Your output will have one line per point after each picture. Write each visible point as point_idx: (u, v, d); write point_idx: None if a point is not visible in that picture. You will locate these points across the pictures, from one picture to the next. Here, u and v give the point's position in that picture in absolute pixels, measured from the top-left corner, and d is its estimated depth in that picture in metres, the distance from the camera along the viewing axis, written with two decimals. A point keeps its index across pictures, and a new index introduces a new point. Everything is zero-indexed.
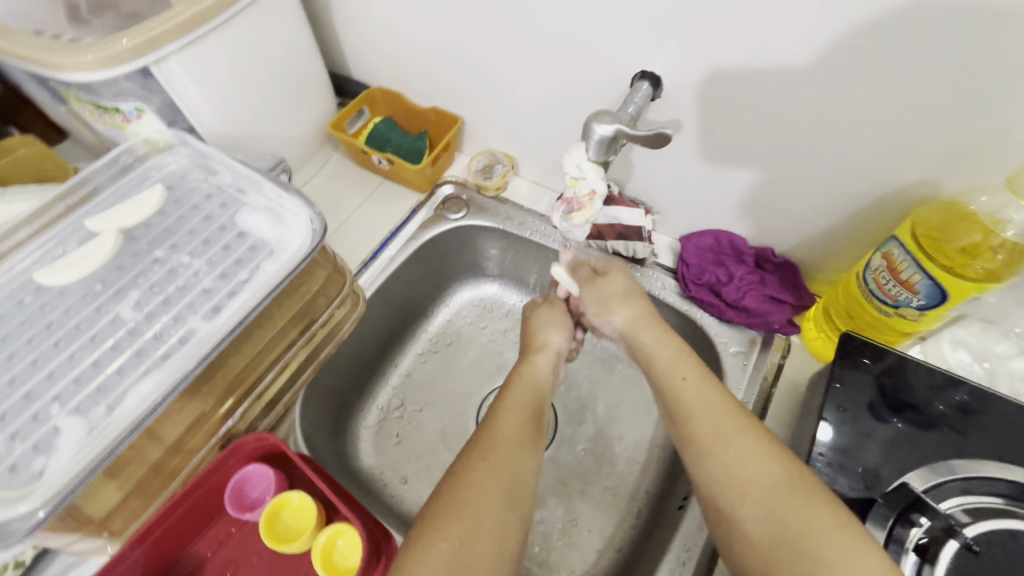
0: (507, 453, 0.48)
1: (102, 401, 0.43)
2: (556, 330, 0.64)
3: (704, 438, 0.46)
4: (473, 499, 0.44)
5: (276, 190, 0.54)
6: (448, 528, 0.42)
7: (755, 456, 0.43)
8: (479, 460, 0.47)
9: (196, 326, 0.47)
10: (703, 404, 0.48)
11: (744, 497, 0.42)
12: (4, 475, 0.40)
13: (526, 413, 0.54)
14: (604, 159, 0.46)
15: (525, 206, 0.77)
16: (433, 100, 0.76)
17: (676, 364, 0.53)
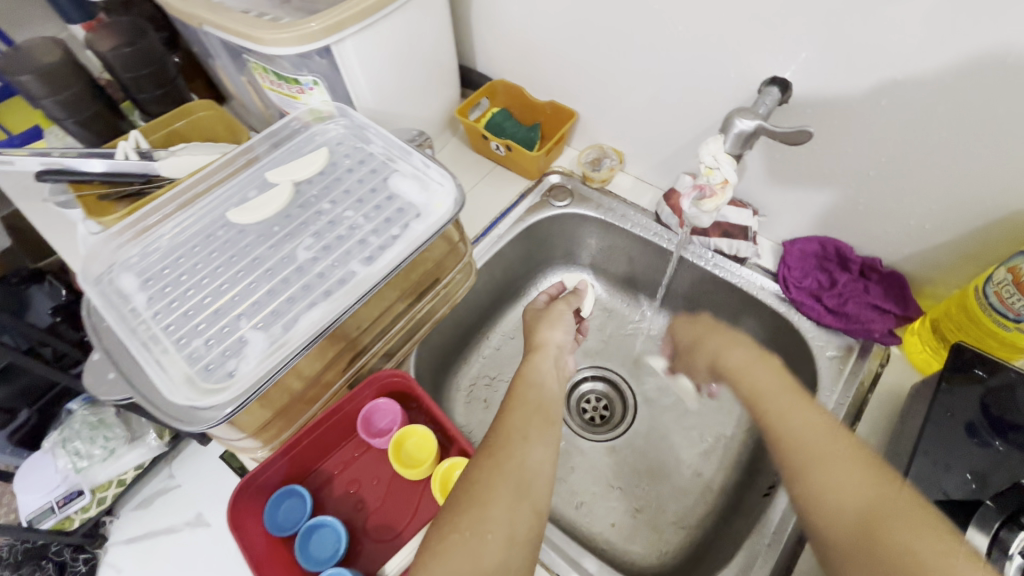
0: (522, 443, 0.48)
1: (279, 322, 0.51)
2: (557, 327, 0.65)
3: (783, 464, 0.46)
4: (486, 489, 0.45)
5: (424, 161, 0.61)
6: (458, 522, 0.43)
7: (862, 479, 0.42)
8: (490, 454, 0.47)
9: (355, 269, 0.54)
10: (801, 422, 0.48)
11: (863, 529, 0.40)
12: (203, 372, 0.49)
13: (539, 408, 0.53)
14: (739, 152, 0.49)
15: (628, 199, 0.80)
16: (551, 94, 0.82)
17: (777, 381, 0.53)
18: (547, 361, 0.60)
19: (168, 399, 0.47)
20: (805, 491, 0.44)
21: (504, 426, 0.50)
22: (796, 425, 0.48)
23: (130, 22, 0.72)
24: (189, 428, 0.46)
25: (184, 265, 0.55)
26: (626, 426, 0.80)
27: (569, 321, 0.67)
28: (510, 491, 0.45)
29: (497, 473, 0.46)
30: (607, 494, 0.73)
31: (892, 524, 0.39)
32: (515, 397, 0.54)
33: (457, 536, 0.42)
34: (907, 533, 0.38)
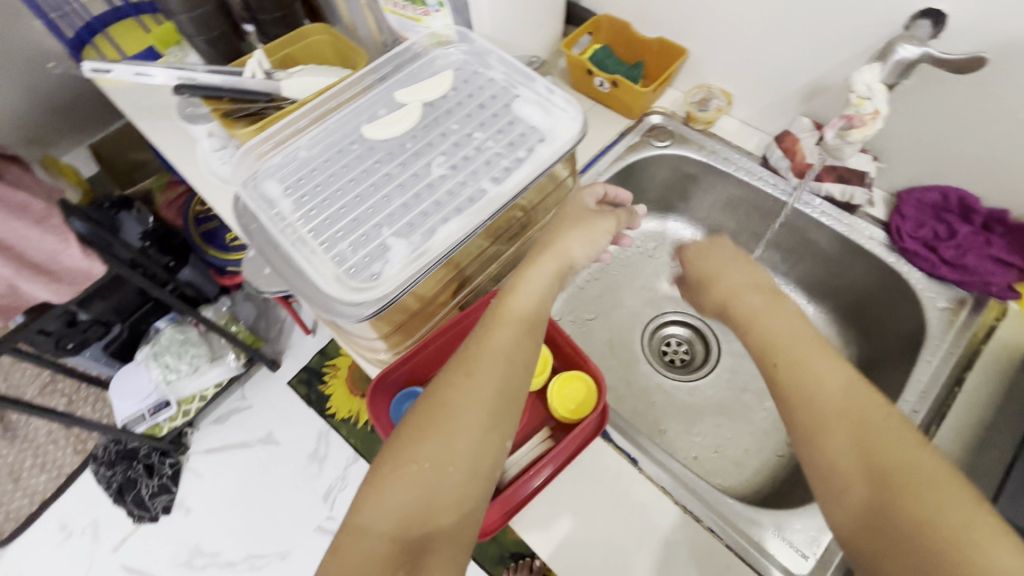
0: (494, 371, 0.48)
1: (417, 231, 0.54)
2: (582, 241, 0.57)
3: (806, 421, 0.44)
4: (451, 419, 0.45)
5: (548, 87, 0.62)
6: (419, 452, 0.44)
7: (896, 446, 0.41)
8: (460, 378, 0.47)
9: (485, 188, 0.56)
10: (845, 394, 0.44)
11: (868, 480, 0.40)
12: (350, 272, 0.52)
13: (525, 322, 0.51)
14: (894, 82, 0.55)
15: (732, 142, 0.79)
16: (660, 30, 0.80)
17: (774, 319, 0.51)
18: (550, 274, 0.54)
19: (323, 292, 0.52)
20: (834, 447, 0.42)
21: (486, 343, 0.49)
22: (817, 379, 0.45)
23: None
24: (345, 320, 0.51)
25: (320, 175, 0.59)
26: (699, 378, 0.81)
27: (601, 238, 0.58)
28: (477, 424, 0.45)
29: (469, 399, 0.46)
30: (688, 430, 0.76)
31: (931, 492, 0.38)
32: (503, 311, 0.52)
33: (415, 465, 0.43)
34: (932, 502, 0.37)
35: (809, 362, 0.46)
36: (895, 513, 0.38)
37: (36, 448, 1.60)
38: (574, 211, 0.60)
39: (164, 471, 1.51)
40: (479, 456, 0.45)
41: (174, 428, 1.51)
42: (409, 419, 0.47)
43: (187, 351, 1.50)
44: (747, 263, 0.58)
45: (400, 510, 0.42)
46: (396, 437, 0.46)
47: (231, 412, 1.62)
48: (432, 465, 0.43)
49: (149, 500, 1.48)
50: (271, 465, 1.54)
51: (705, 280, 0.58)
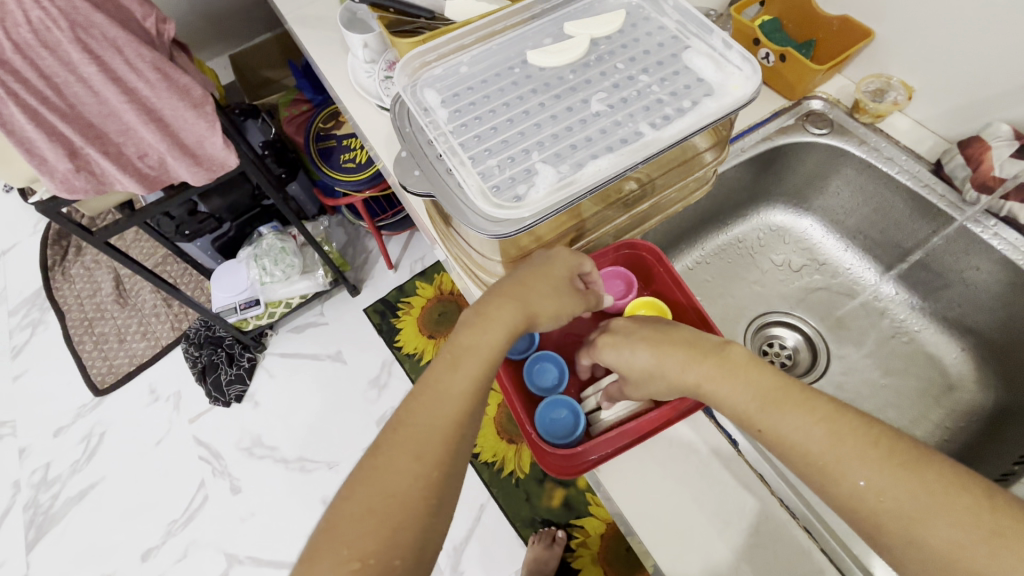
0: (431, 438, 0.47)
1: (565, 162, 0.54)
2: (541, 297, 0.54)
3: (807, 469, 0.43)
4: (392, 506, 0.44)
5: (725, 41, 0.58)
6: (356, 547, 0.42)
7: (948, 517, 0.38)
8: (402, 456, 0.46)
9: (640, 133, 0.55)
10: (819, 437, 0.43)
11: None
12: (493, 188, 0.53)
13: (464, 371, 0.50)
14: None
15: (901, 143, 0.72)
16: (846, 8, 0.73)
17: (735, 396, 0.47)
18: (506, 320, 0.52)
19: (465, 202, 0.53)
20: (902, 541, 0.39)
21: (416, 414, 0.48)
22: (804, 440, 0.43)
23: None
24: (482, 234, 0.52)
25: (477, 93, 0.59)
26: None
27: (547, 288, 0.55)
28: (409, 497, 0.44)
29: (406, 477, 0.45)
30: None
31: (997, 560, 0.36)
32: (445, 371, 0.50)
33: (399, 455, 0.46)
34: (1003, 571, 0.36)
35: (787, 423, 0.44)
36: None
37: (141, 317, 1.78)
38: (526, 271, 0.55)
39: (243, 363, 1.64)
40: (425, 530, 0.45)
41: (258, 325, 1.62)
42: (396, 415, 0.49)
43: (284, 259, 1.58)
44: (667, 337, 0.52)
45: (387, 497, 0.44)
46: (385, 430, 0.48)
47: (309, 324, 1.73)
48: (414, 454, 0.46)
49: (226, 386, 1.61)
50: (335, 381, 1.63)
51: (653, 374, 0.52)
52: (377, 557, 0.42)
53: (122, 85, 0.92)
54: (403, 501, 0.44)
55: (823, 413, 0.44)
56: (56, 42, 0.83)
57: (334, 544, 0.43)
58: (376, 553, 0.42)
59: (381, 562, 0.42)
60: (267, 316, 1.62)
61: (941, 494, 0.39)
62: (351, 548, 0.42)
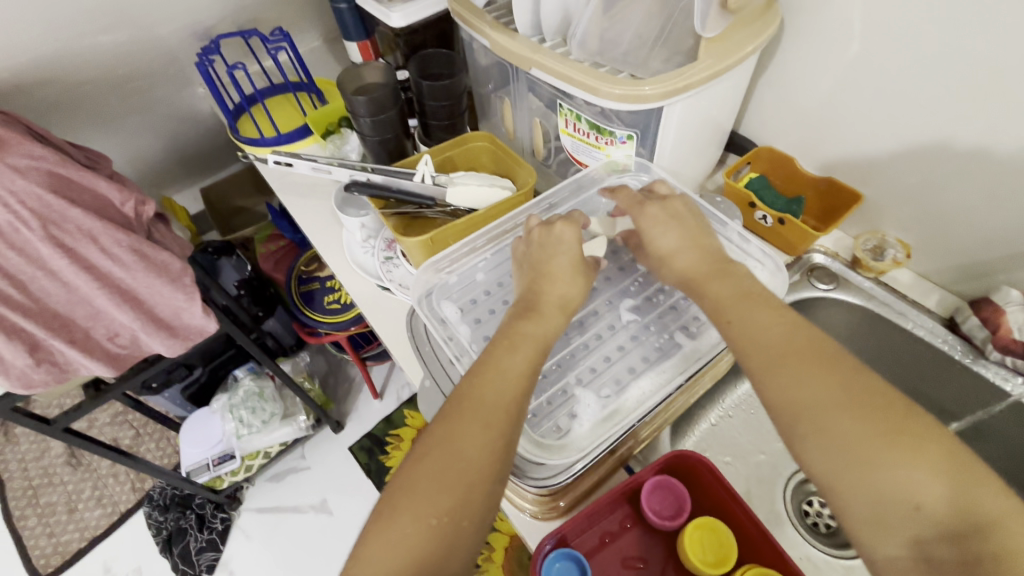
0: (488, 406, 0.43)
1: (604, 379, 0.50)
2: (568, 278, 0.53)
3: (754, 365, 0.44)
4: (463, 473, 0.41)
5: (740, 235, 0.61)
6: (438, 505, 0.39)
7: (858, 420, 0.39)
8: (472, 424, 0.42)
9: (678, 339, 0.53)
10: (784, 337, 0.44)
11: (863, 474, 0.37)
12: (533, 420, 0.48)
13: (534, 353, 0.47)
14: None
15: (908, 297, 0.73)
16: (831, 170, 0.77)
17: (724, 293, 0.49)
18: (557, 321, 0.50)
19: None
20: (808, 439, 0.40)
21: (482, 394, 0.44)
22: (768, 337, 0.45)
23: (432, 57, 0.78)
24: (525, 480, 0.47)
25: (498, 300, 0.57)
26: (850, 557, 0.71)
27: (565, 244, 0.54)
28: (462, 472, 0.41)
29: (468, 443, 0.42)
30: None
31: (893, 459, 0.37)
32: (504, 355, 0.46)
33: (470, 422, 0.43)
34: (897, 475, 0.36)
35: (755, 318, 0.46)
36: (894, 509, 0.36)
37: (94, 480, 1.59)
38: (550, 243, 0.55)
39: (215, 526, 1.47)
40: (491, 503, 0.41)
41: (233, 482, 1.48)
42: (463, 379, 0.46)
43: (262, 407, 1.47)
44: (705, 236, 0.54)
45: (457, 470, 0.41)
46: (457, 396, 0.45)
47: (290, 471, 1.58)
48: (483, 423, 0.42)
49: (195, 555, 1.44)
50: (321, 538, 1.47)
51: (682, 245, 0.54)
52: (452, 514, 0.39)
53: (96, 272, 0.86)
54: (472, 474, 0.41)
55: (788, 321, 0.46)
56: (25, 242, 0.78)
57: (410, 501, 0.40)
58: (449, 523, 0.39)
59: (455, 532, 0.39)
60: (243, 469, 1.47)
61: (871, 413, 0.39)
62: (423, 511, 0.39)
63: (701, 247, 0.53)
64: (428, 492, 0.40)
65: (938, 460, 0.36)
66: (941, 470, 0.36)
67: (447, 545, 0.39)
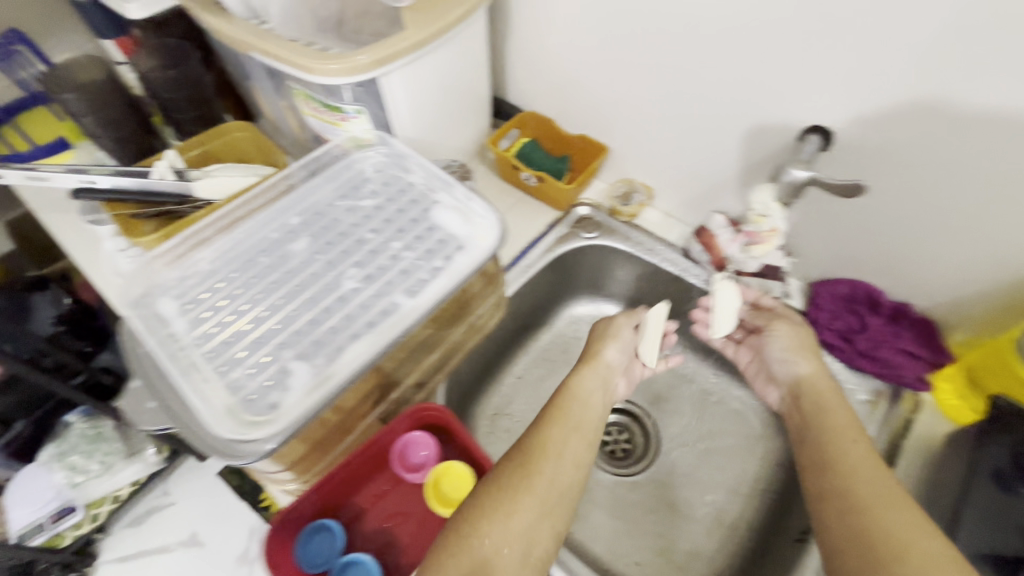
0: (569, 448, 0.55)
1: (322, 352, 0.51)
2: (612, 343, 0.69)
3: (841, 485, 0.51)
4: (518, 497, 0.50)
5: (466, 195, 0.62)
6: (485, 528, 0.48)
7: (905, 517, 0.46)
8: (551, 457, 0.53)
9: (398, 300, 0.54)
10: (857, 460, 0.52)
11: (875, 556, 0.44)
12: (244, 402, 0.48)
13: (575, 427, 0.58)
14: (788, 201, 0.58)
15: (657, 234, 0.81)
16: (583, 128, 0.83)
17: (846, 424, 0.56)
18: (581, 443, 0.57)
19: (209, 430, 0.47)
20: (869, 525, 0.46)
21: (558, 418, 0.58)
22: (851, 461, 0.52)
23: (166, 45, 0.72)
24: (233, 462, 0.46)
25: (223, 290, 0.55)
26: (639, 474, 0.77)
27: (625, 340, 0.70)
28: (536, 502, 0.50)
29: (537, 482, 0.51)
30: (632, 532, 0.72)
31: (920, 543, 0.43)
32: (564, 403, 0.60)
33: (532, 480, 0.51)
34: (911, 544, 0.44)
35: (862, 453, 0.53)
36: None
37: None
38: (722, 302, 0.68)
39: None
40: (533, 537, 0.49)
41: None
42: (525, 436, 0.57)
43: None
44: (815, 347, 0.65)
45: (511, 543, 0.47)
46: (514, 457, 0.53)
47: None
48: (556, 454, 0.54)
49: None
50: None
51: (789, 350, 0.65)
52: (491, 537, 0.47)
53: None
54: (531, 549, 0.48)
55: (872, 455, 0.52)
56: None
57: (468, 523, 0.48)
58: (486, 561, 0.46)
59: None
60: None
61: (896, 505, 0.47)
62: (490, 563, 0.46)
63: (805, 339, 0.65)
64: (485, 551, 0.46)
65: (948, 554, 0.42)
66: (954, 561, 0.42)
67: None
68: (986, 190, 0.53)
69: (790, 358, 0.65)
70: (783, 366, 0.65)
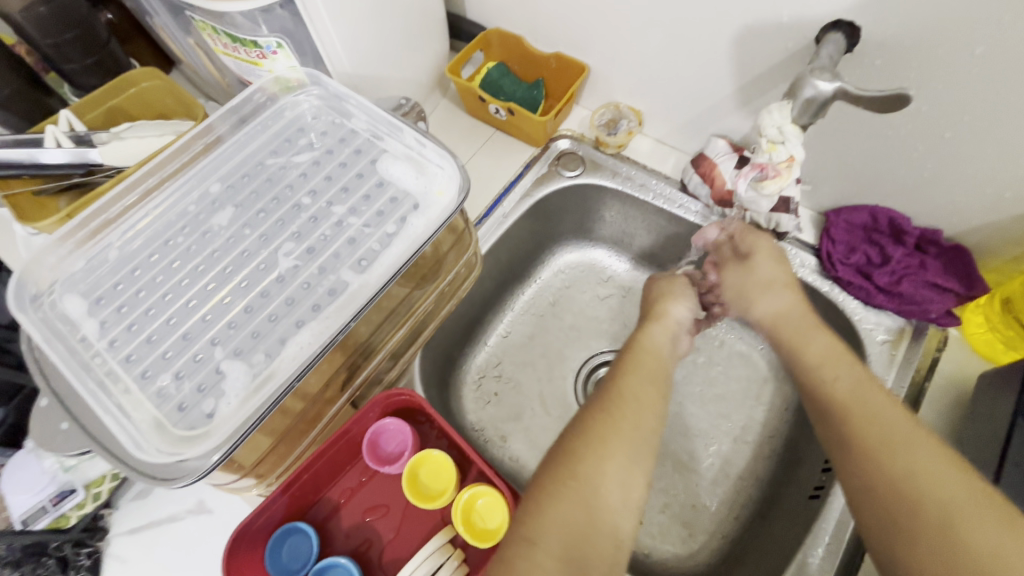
0: (647, 388, 0.46)
1: (261, 346, 0.44)
2: (681, 300, 0.58)
3: (855, 439, 0.43)
4: (611, 438, 0.41)
5: (417, 138, 0.51)
6: (579, 470, 0.39)
7: (933, 466, 0.39)
8: (637, 399, 0.44)
9: (346, 278, 0.46)
10: (852, 397, 0.45)
11: (905, 517, 0.38)
12: (174, 413, 0.41)
13: (654, 377, 0.48)
14: (808, 123, 0.46)
15: (648, 166, 0.72)
16: (556, 44, 0.70)
17: (832, 357, 0.49)
18: (650, 384, 0.47)
19: (131, 453, 0.39)
20: (890, 480, 0.40)
21: (633, 360, 0.49)
22: (858, 403, 0.45)
23: None
24: (167, 486, 0.39)
25: (143, 277, 0.47)
26: None
27: (691, 295, 0.59)
28: (630, 444, 0.41)
29: (626, 424, 0.42)
30: None
31: (956, 507, 0.37)
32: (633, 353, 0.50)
33: (622, 419, 0.42)
34: (943, 504, 0.37)
35: (863, 387, 0.46)
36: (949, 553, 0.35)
37: None
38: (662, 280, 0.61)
39: None
40: (633, 481, 0.40)
41: None
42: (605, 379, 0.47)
43: None
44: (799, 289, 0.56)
45: (618, 488, 0.39)
46: (597, 400, 0.44)
47: None
48: (644, 399, 0.44)
49: None
50: None
51: (747, 291, 0.58)
52: (585, 480, 0.38)
53: None
54: (631, 495, 0.39)
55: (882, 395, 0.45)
56: None
57: (554, 470, 0.39)
58: (587, 506, 0.38)
59: (603, 527, 0.37)
60: None
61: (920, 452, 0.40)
62: (589, 509, 0.37)
63: (764, 274, 0.57)
64: (579, 494, 0.38)
65: (987, 509, 0.36)
66: (993, 516, 0.36)
67: (581, 544, 0.36)
68: None
69: (757, 301, 0.57)
70: (743, 309, 0.59)
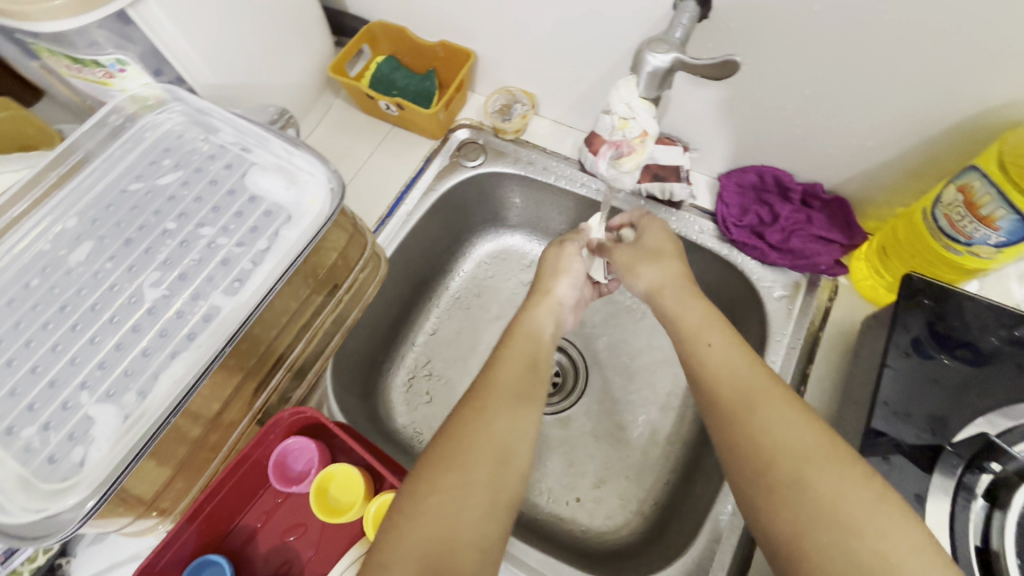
0: (514, 380, 0.47)
1: (135, 383, 0.42)
2: (564, 276, 0.58)
3: (723, 403, 0.43)
4: (467, 443, 0.42)
5: (285, 147, 0.50)
6: (437, 482, 0.40)
7: (790, 424, 0.40)
8: (499, 399, 0.45)
9: (219, 302, 0.44)
10: (726, 352, 0.45)
11: (766, 472, 0.39)
12: (44, 467, 0.39)
13: (530, 367, 0.48)
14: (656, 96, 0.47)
15: (548, 149, 0.72)
16: (440, 33, 0.69)
17: (702, 326, 0.48)
18: (523, 372, 0.47)
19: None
20: (755, 439, 0.40)
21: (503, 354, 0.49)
22: (724, 367, 0.45)
23: None
24: (39, 544, 0.37)
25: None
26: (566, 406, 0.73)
27: (580, 270, 0.59)
28: (492, 447, 0.42)
29: (491, 428, 0.43)
30: (568, 470, 0.69)
31: (811, 465, 0.38)
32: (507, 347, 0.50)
33: (483, 422, 0.43)
34: (798, 458, 0.38)
35: (728, 348, 0.46)
36: (800, 505, 0.37)
37: None
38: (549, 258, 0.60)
39: None
40: (497, 479, 0.41)
41: None
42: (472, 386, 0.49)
43: None
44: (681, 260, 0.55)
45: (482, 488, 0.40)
46: (462, 406, 0.45)
47: None
48: (509, 396, 0.45)
49: None
50: None
51: (636, 266, 0.56)
52: (440, 491, 0.39)
53: None
54: (498, 494, 0.41)
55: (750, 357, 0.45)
56: None
57: (415, 486, 0.40)
58: (447, 514, 0.38)
59: (465, 533, 0.38)
60: None
61: (779, 412, 0.41)
62: (453, 515, 0.38)
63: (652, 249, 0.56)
64: (442, 502, 0.39)
65: (833, 457, 0.38)
66: (839, 467, 0.38)
67: (447, 549, 0.37)
68: (887, 42, 0.44)
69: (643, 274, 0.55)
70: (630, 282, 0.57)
